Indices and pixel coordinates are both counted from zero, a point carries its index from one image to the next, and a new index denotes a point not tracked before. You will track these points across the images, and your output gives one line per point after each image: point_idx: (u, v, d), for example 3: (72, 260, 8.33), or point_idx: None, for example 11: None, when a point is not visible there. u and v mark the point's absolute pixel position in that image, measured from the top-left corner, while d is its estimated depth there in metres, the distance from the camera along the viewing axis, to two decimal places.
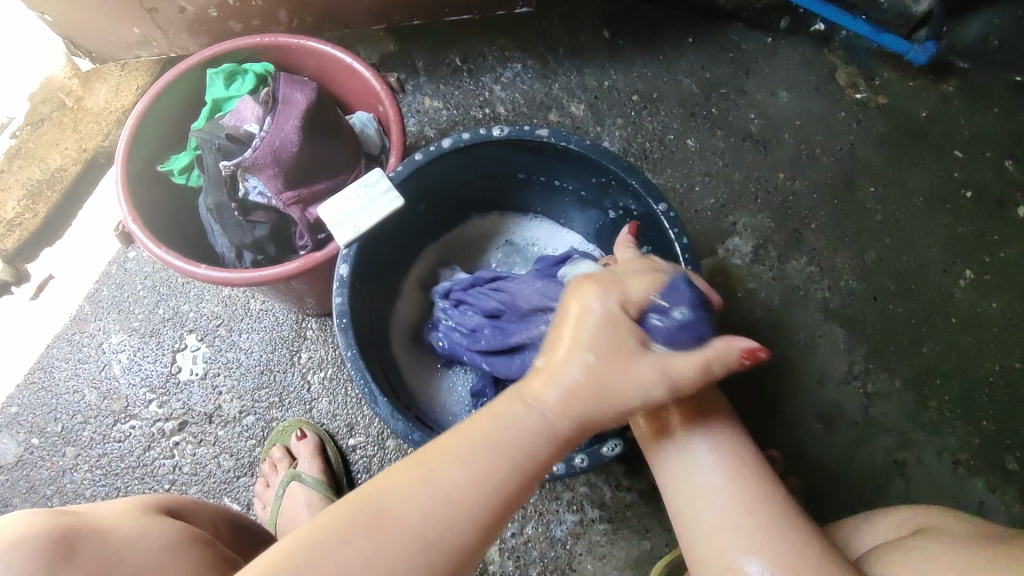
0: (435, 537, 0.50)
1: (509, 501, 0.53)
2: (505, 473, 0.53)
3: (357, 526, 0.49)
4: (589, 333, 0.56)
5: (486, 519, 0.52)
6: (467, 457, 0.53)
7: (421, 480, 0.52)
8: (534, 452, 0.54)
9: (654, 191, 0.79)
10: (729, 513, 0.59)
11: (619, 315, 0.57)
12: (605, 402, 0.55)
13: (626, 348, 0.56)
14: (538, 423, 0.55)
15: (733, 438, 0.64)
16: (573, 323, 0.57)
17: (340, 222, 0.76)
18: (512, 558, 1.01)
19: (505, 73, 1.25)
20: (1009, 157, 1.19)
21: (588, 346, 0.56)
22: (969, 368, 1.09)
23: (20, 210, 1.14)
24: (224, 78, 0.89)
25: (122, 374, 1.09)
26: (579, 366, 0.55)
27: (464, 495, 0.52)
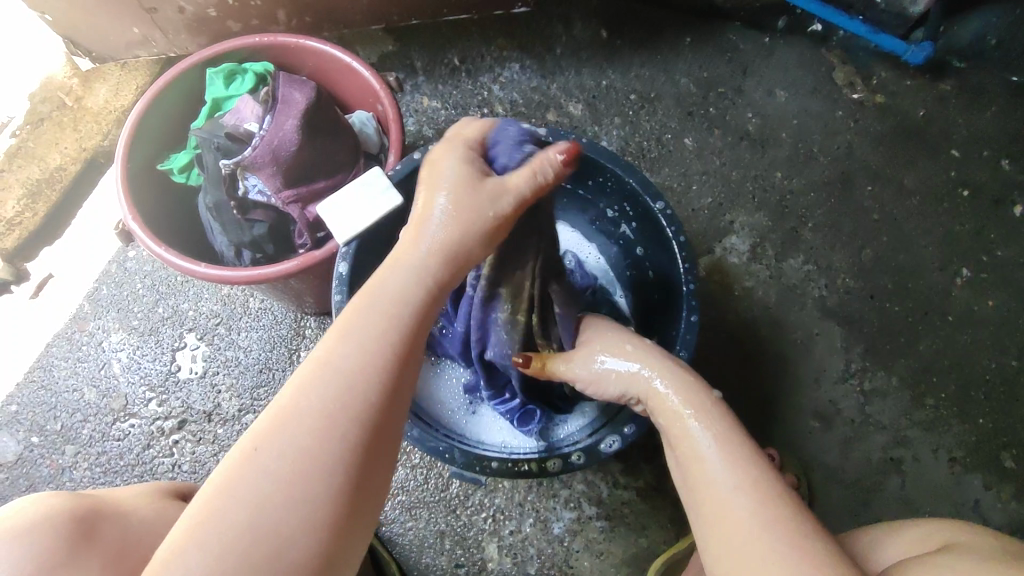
0: (346, 403, 0.51)
1: (402, 352, 0.55)
2: (386, 332, 0.56)
3: (270, 429, 0.49)
4: (439, 182, 0.64)
5: (386, 372, 0.54)
6: (348, 332, 0.54)
7: (309, 370, 0.52)
8: (411, 303, 0.59)
9: (651, 190, 0.80)
10: (741, 520, 0.54)
11: (463, 151, 0.67)
12: (466, 232, 0.63)
13: (468, 181, 0.64)
14: (411, 278, 0.60)
15: (747, 451, 0.60)
16: (427, 178, 0.66)
17: (340, 220, 0.77)
18: (510, 555, 1.02)
19: (504, 72, 1.26)
20: (1006, 157, 1.20)
21: (441, 193, 0.63)
22: (966, 367, 1.10)
23: (20, 209, 1.14)
24: (224, 77, 0.89)
25: (122, 372, 1.09)
26: (436, 208, 0.63)
27: (361, 360, 0.53)
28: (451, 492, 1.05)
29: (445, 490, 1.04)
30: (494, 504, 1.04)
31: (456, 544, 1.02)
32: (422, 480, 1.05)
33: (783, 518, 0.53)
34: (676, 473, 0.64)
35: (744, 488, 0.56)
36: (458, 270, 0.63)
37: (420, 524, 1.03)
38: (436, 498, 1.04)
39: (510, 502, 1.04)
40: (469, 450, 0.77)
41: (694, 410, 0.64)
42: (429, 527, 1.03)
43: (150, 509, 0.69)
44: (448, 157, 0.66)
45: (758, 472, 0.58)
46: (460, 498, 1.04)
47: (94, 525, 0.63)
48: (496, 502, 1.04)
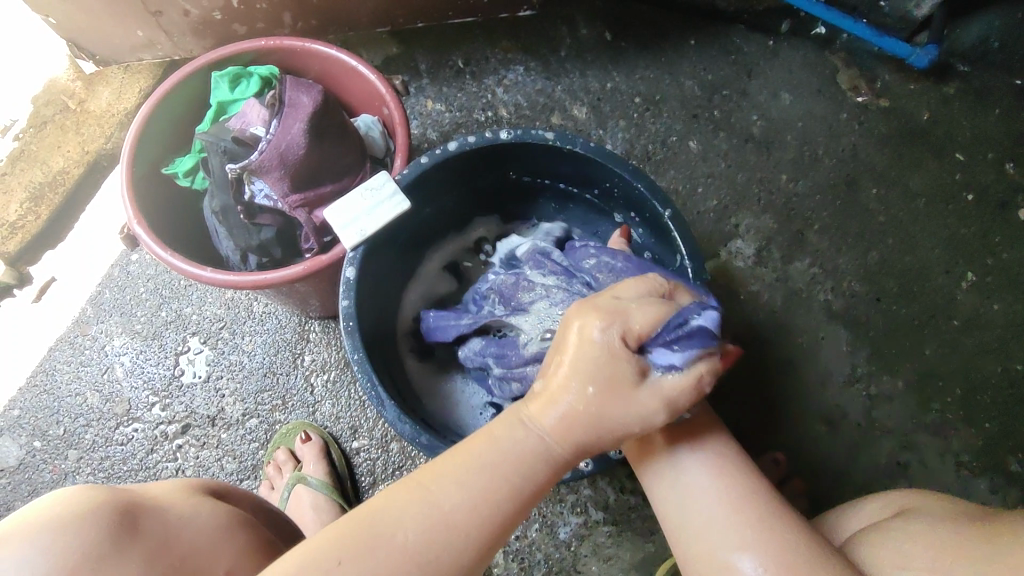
0: (432, 551, 0.53)
1: (505, 521, 0.56)
2: (505, 493, 0.56)
3: (354, 550, 0.52)
4: (592, 362, 0.56)
5: (484, 537, 0.55)
6: (462, 479, 0.55)
7: (415, 505, 0.54)
8: (530, 475, 0.57)
9: (661, 194, 0.79)
10: (714, 504, 0.59)
11: (608, 336, 0.56)
12: (601, 427, 0.56)
13: (622, 380, 0.56)
14: (535, 445, 0.57)
15: (716, 429, 0.64)
16: (568, 351, 0.57)
17: (347, 224, 0.76)
18: (517, 560, 1.01)
19: (508, 75, 1.25)
20: (1011, 160, 1.20)
21: (585, 376, 0.56)
22: (972, 370, 1.10)
23: (22, 212, 1.13)
24: (229, 81, 0.88)
25: (125, 377, 1.09)
26: (575, 398, 0.56)
27: (465, 513, 0.54)
28: None
29: None
30: None
31: None
32: None
33: (768, 518, 0.57)
34: (638, 444, 0.66)
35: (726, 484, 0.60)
36: (584, 453, 0.58)
37: None
38: None
39: None
40: None
41: (673, 400, 0.66)
42: None
43: (189, 503, 0.71)
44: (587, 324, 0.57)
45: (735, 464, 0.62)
46: None
47: (135, 520, 0.65)
48: None
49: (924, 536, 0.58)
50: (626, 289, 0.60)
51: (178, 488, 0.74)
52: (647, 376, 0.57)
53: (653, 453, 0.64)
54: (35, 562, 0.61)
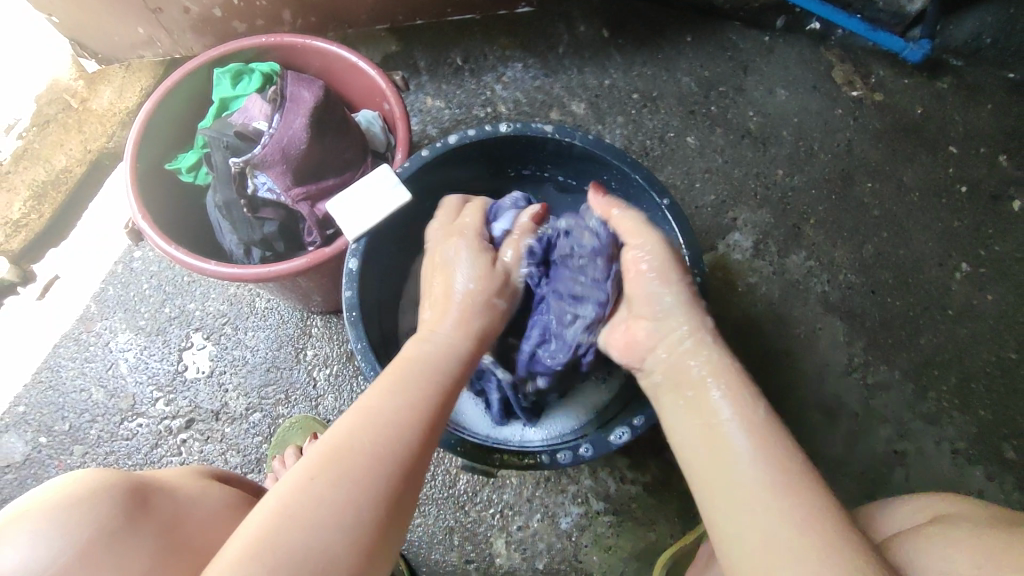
0: (389, 451, 0.56)
1: (436, 421, 0.61)
2: (431, 393, 0.62)
3: (320, 465, 0.54)
4: (446, 265, 0.77)
5: (427, 427, 0.60)
6: (396, 387, 0.61)
7: (361, 420, 0.57)
8: (443, 371, 0.65)
9: (658, 186, 0.80)
10: (773, 522, 0.51)
11: (467, 241, 0.78)
12: (478, 307, 0.73)
13: (482, 268, 0.76)
14: (447, 337, 0.69)
15: (782, 440, 0.56)
16: (442, 275, 0.76)
17: (349, 217, 0.77)
18: (519, 550, 1.02)
19: (506, 72, 1.26)
20: (1004, 152, 1.21)
21: (451, 283, 0.75)
22: (968, 360, 1.11)
23: (26, 210, 1.15)
24: (231, 77, 0.89)
25: (129, 372, 1.10)
26: (453, 298, 0.73)
27: (404, 416, 0.59)
28: (458, 489, 1.05)
29: (452, 487, 1.05)
30: (502, 500, 1.04)
31: (465, 540, 1.03)
32: (430, 477, 1.06)
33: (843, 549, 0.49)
34: (690, 452, 0.59)
35: (786, 508, 0.51)
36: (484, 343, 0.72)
37: (428, 521, 1.03)
38: (443, 495, 1.04)
39: (519, 498, 1.04)
40: (479, 442, 0.77)
41: (726, 396, 0.59)
42: (437, 524, 1.03)
43: (199, 485, 0.73)
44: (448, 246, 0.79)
45: (802, 480, 0.53)
46: (467, 494, 1.05)
47: (147, 497, 0.67)
48: (504, 498, 1.04)
49: (970, 544, 0.58)
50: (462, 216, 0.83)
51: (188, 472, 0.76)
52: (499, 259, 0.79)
53: (696, 453, 0.58)
54: (51, 537, 0.61)
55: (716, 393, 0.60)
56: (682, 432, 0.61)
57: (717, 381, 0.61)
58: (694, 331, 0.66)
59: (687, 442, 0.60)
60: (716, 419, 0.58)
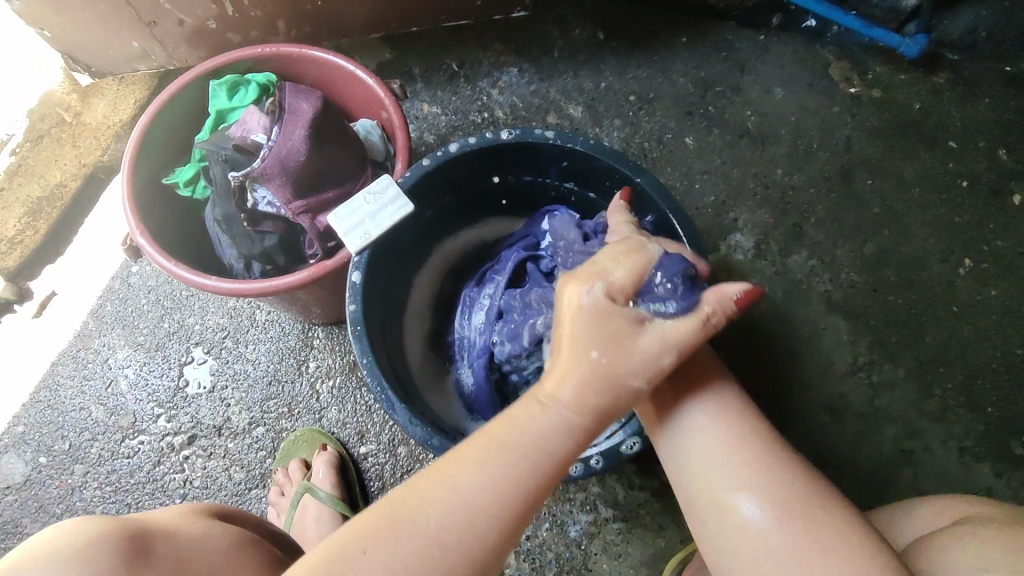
0: (454, 541, 0.52)
1: (525, 504, 0.54)
2: (527, 475, 0.54)
3: (363, 533, 0.52)
4: (583, 330, 0.56)
5: (506, 526, 0.53)
6: (477, 467, 0.54)
7: (431, 490, 0.53)
8: (552, 453, 0.56)
9: (663, 191, 0.79)
10: (715, 447, 0.61)
11: (605, 307, 0.57)
12: (622, 385, 0.57)
13: (622, 331, 0.56)
14: (565, 418, 0.56)
15: (717, 376, 0.66)
16: (578, 329, 0.57)
17: (351, 229, 0.76)
18: (527, 560, 1.01)
19: (502, 77, 1.26)
20: (1002, 147, 1.21)
21: (586, 342, 0.56)
22: (973, 356, 1.11)
23: (21, 227, 1.13)
24: (227, 89, 0.88)
25: (129, 390, 1.08)
26: (581, 363, 0.56)
27: (485, 499, 0.53)
28: None
29: None
30: None
31: None
32: None
33: (765, 465, 0.59)
34: (648, 394, 0.67)
35: (745, 465, 0.59)
36: (608, 416, 0.58)
37: None
38: None
39: None
40: None
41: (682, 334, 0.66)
42: None
43: (197, 527, 0.71)
44: (576, 284, 0.58)
45: (740, 417, 0.63)
46: None
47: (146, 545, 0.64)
48: None
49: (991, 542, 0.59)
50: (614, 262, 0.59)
51: (182, 514, 0.74)
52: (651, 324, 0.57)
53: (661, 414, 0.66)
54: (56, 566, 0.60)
55: None
56: None
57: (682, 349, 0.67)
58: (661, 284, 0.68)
59: (644, 391, 0.68)
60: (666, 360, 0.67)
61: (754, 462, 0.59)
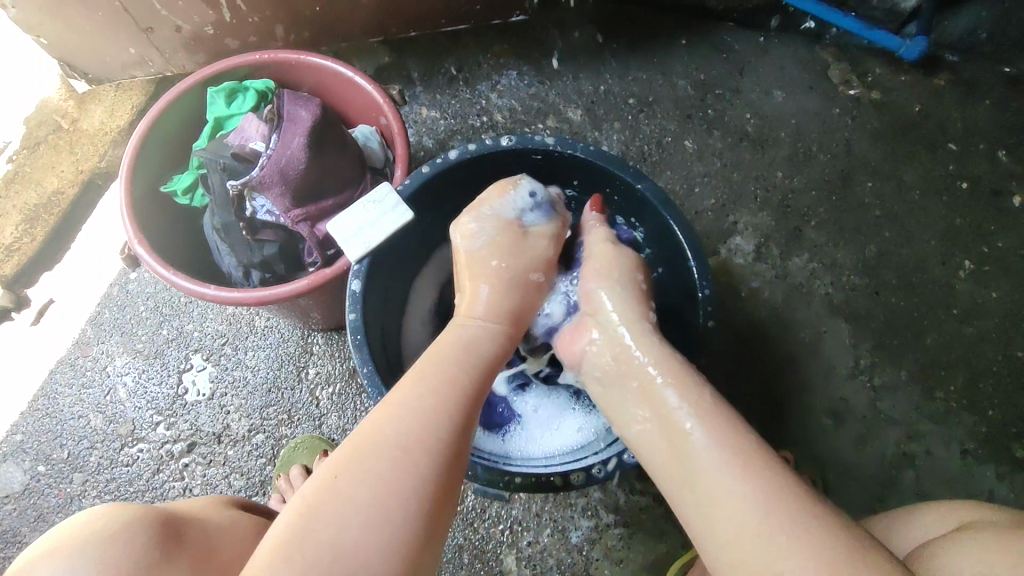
0: (417, 442, 0.55)
1: (470, 402, 0.62)
2: (464, 378, 0.63)
3: (347, 462, 0.54)
4: (478, 251, 0.77)
5: (460, 425, 0.59)
6: (423, 380, 0.61)
7: (390, 409, 0.58)
8: (477, 357, 0.66)
9: (663, 197, 0.79)
10: (741, 505, 0.53)
11: (478, 227, 0.79)
12: (512, 280, 0.76)
13: (508, 243, 0.78)
14: (480, 330, 0.70)
15: (727, 415, 0.59)
16: (475, 259, 0.77)
17: (351, 237, 0.76)
18: (529, 566, 1.01)
19: (501, 80, 1.25)
20: (1002, 148, 1.21)
21: (484, 259, 0.77)
22: (974, 358, 1.10)
23: (18, 235, 1.13)
24: (225, 96, 0.88)
25: (128, 397, 1.08)
26: (484, 274, 0.76)
27: (437, 401, 0.59)
28: (467, 506, 1.04)
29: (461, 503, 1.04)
30: (511, 515, 1.03)
31: (475, 558, 1.01)
32: None
33: (803, 521, 0.51)
34: (651, 447, 0.62)
35: (773, 520, 0.52)
36: (517, 322, 0.74)
37: None
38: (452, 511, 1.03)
39: (528, 513, 1.03)
40: (492, 465, 0.75)
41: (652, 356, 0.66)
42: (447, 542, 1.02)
43: (222, 518, 0.72)
44: (470, 217, 0.80)
45: (764, 464, 0.55)
46: (476, 511, 1.03)
47: (177, 530, 0.65)
48: (513, 513, 1.03)
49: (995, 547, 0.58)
50: (486, 194, 0.82)
51: (207, 504, 0.75)
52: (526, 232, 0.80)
53: (669, 468, 0.60)
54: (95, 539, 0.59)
55: (651, 371, 0.65)
56: (639, 430, 0.64)
57: (678, 391, 0.62)
58: (626, 321, 0.71)
59: (647, 442, 0.63)
60: (651, 383, 0.64)
61: (789, 519, 0.51)
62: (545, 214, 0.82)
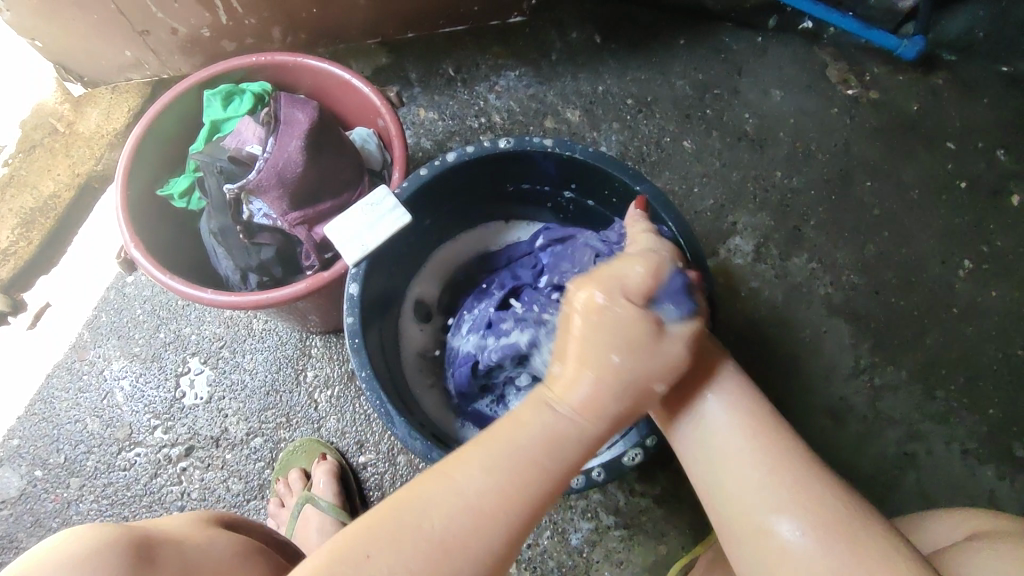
0: (462, 544, 0.50)
1: (535, 506, 0.53)
2: (536, 480, 0.53)
3: (373, 540, 0.50)
4: (599, 340, 0.54)
5: (517, 523, 0.52)
6: (488, 468, 0.52)
7: (438, 494, 0.52)
8: (561, 456, 0.54)
9: (664, 197, 0.78)
10: (752, 473, 0.57)
11: (603, 302, 0.55)
12: (628, 383, 0.55)
13: (643, 339, 0.55)
14: (573, 426, 0.55)
15: (745, 399, 0.61)
16: (581, 340, 0.55)
17: (349, 240, 0.75)
18: (529, 568, 1.01)
19: (499, 81, 1.25)
20: (1001, 147, 1.21)
21: (607, 349, 0.54)
22: (974, 357, 1.10)
23: (13, 238, 1.12)
24: (222, 99, 0.87)
25: (125, 401, 1.07)
26: (597, 364, 0.54)
27: (493, 501, 0.51)
28: None
29: None
30: None
31: None
32: None
33: (806, 486, 0.55)
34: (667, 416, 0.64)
35: (773, 479, 0.56)
36: (615, 423, 0.57)
37: None
38: None
39: None
40: None
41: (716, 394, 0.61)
42: None
43: (206, 535, 0.71)
44: (595, 290, 0.56)
45: (777, 441, 0.58)
46: None
47: (153, 552, 0.63)
48: None
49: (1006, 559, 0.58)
50: (622, 266, 0.58)
51: (188, 523, 0.73)
52: (666, 326, 0.57)
53: (682, 433, 0.62)
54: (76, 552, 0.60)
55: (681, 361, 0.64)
56: (657, 401, 0.65)
57: (714, 397, 0.61)
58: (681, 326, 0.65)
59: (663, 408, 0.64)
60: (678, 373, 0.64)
61: (796, 489, 0.55)
62: (687, 312, 0.59)
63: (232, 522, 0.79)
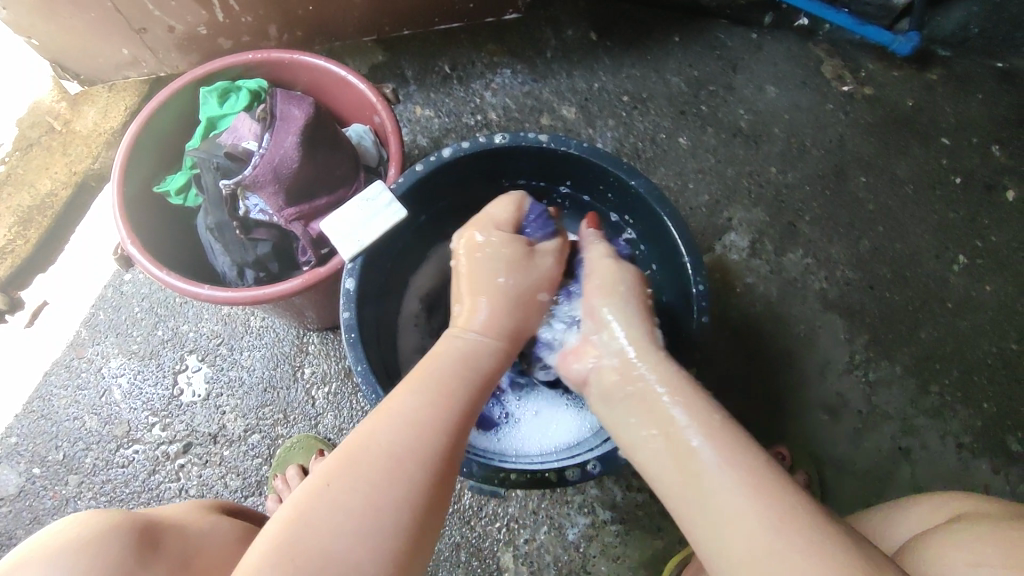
0: (412, 456, 0.54)
1: (465, 421, 0.60)
2: (460, 392, 0.61)
3: (337, 469, 0.52)
4: (485, 265, 0.72)
5: (455, 435, 0.58)
6: (418, 390, 0.59)
7: (381, 420, 0.56)
8: (474, 373, 0.64)
9: (658, 193, 0.79)
10: (753, 526, 0.50)
11: (483, 242, 0.74)
12: (511, 301, 0.71)
13: (518, 260, 0.73)
14: (479, 346, 0.67)
15: (737, 436, 0.56)
16: (471, 276, 0.72)
17: (345, 236, 0.75)
18: (526, 564, 1.01)
19: (495, 78, 1.25)
20: (995, 143, 1.21)
21: (492, 272, 0.71)
22: (968, 352, 1.11)
23: (11, 236, 1.12)
24: (218, 96, 0.88)
25: (123, 399, 1.08)
26: (483, 288, 0.71)
27: (429, 415, 0.57)
28: (464, 504, 1.04)
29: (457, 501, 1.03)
30: (508, 513, 1.03)
31: (471, 556, 1.01)
32: None
33: (818, 540, 0.48)
34: (655, 464, 0.58)
35: (782, 542, 0.48)
36: (513, 344, 0.70)
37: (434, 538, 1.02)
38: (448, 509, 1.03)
39: (524, 510, 1.03)
40: (487, 462, 0.75)
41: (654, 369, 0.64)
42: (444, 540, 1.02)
43: (207, 520, 0.71)
44: (478, 231, 0.75)
45: (777, 486, 0.52)
46: (473, 509, 1.03)
47: (156, 535, 0.65)
48: (509, 511, 1.03)
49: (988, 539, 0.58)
50: (494, 207, 0.78)
51: (194, 509, 0.74)
52: (535, 249, 0.76)
53: (672, 486, 0.56)
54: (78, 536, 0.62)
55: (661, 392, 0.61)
56: (644, 446, 0.60)
57: (689, 413, 0.58)
58: (637, 343, 0.66)
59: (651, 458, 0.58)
60: (663, 412, 0.59)
61: (806, 541, 0.48)
62: (550, 232, 0.79)
63: (233, 510, 0.80)
